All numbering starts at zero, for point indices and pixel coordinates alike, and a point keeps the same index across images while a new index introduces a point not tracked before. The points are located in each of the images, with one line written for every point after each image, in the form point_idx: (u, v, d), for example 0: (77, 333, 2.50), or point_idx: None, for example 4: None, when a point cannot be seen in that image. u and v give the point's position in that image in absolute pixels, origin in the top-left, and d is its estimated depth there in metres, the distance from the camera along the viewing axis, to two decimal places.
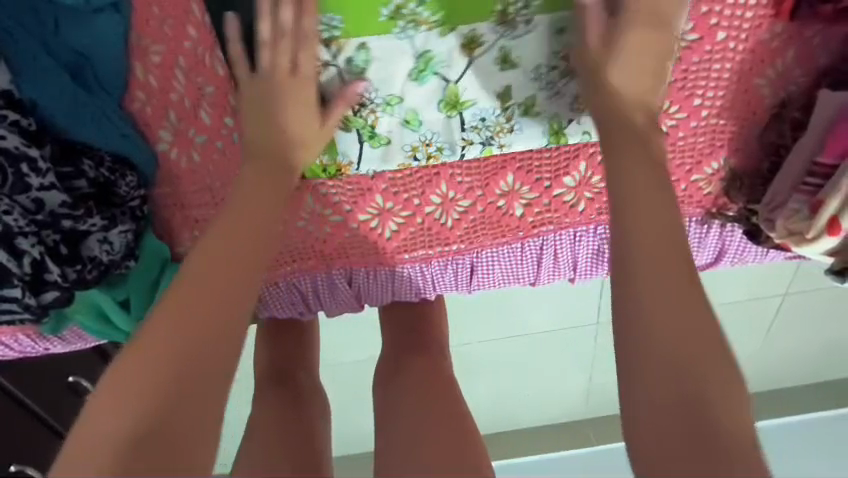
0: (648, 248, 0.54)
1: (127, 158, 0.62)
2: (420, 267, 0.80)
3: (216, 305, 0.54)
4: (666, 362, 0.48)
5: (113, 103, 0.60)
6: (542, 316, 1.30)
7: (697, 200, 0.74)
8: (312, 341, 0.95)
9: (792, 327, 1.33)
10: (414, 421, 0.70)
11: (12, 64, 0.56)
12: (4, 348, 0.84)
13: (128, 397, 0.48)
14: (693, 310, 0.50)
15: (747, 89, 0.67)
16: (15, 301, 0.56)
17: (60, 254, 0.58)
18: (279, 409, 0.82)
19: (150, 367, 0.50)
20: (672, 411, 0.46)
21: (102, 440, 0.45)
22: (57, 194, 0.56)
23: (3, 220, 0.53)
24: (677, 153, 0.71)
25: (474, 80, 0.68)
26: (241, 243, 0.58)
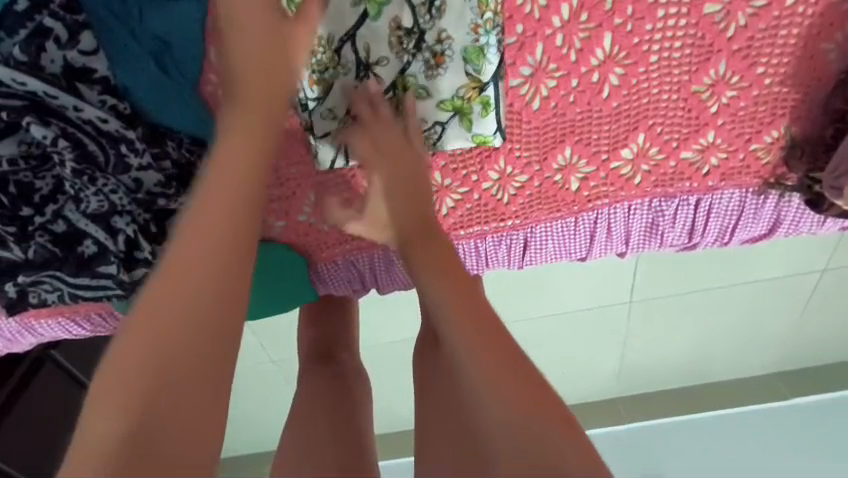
0: (442, 289, 0.62)
1: (203, 141, 0.63)
2: (475, 242, 0.83)
3: (221, 279, 0.49)
4: (490, 404, 0.54)
5: (189, 87, 0.61)
6: (580, 295, 1.32)
7: (755, 170, 0.75)
8: (355, 321, 1.00)
9: (833, 300, 1.34)
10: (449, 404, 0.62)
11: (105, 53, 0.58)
12: (77, 327, 0.90)
13: (125, 382, 0.43)
14: (488, 346, 0.57)
15: (813, 55, 0.66)
16: (111, 277, 0.58)
17: (150, 232, 0.61)
18: (329, 395, 0.85)
19: (147, 344, 0.44)
20: (498, 424, 0.53)
21: (108, 418, 0.41)
22: (153, 173, 0.59)
23: (110, 198, 0.57)
24: (735, 123, 0.71)
25: (417, 77, 0.66)
26: (226, 210, 0.51)
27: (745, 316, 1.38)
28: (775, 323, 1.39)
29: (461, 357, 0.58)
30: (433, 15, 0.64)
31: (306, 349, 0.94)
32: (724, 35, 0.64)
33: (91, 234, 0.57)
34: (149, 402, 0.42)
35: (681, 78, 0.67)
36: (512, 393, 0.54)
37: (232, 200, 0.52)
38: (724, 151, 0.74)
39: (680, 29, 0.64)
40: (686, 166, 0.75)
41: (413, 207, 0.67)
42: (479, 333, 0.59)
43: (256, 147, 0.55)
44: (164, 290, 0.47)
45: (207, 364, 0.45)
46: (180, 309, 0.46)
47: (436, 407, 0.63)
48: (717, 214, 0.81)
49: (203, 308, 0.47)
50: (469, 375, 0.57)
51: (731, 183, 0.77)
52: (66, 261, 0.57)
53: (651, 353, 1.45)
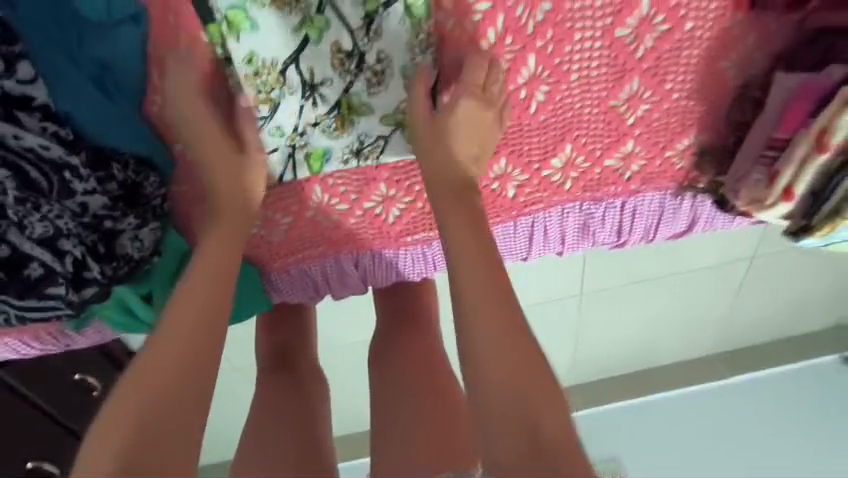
0: (476, 266, 0.63)
1: (149, 160, 0.66)
2: (422, 248, 0.88)
3: (204, 333, 0.60)
4: (500, 392, 0.57)
5: (131, 108, 0.64)
6: (530, 291, 1.40)
7: (670, 175, 0.84)
8: (312, 326, 1.03)
9: (755, 287, 1.47)
10: (402, 403, 0.81)
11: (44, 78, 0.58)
12: (26, 347, 0.90)
13: (121, 415, 0.52)
14: (505, 334, 0.59)
15: (713, 72, 0.74)
16: (61, 297, 0.61)
17: (98, 253, 0.62)
18: (288, 402, 0.88)
19: (140, 384, 0.54)
20: (512, 407, 0.55)
21: (104, 442, 0.50)
22: (100, 197, 0.60)
23: (55, 223, 0.57)
24: (650, 133, 0.79)
25: (363, 97, 0.71)
26: (216, 274, 0.64)
27: (681, 304, 1.49)
28: (706, 309, 1.51)
29: (480, 332, 0.60)
30: (371, 38, 0.67)
31: (262, 357, 0.96)
32: (635, 55, 0.71)
33: (38, 257, 0.57)
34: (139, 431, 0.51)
35: (600, 94, 0.74)
36: (525, 382, 0.57)
37: (217, 267, 0.64)
38: (642, 158, 0.82)
39: (596, 50, 0.70)
40: (610, 172, 0.83)
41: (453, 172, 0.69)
42: (497, 309, 0.61)
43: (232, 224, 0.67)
44: (160, 342, 0.58)
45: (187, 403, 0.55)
46: (173, 355, 0.57)
47: (388, 403, 0.82)
48: (641, 214, 0.90)
49: (187, 355, 0.58)
50: (483, 361, 0.59)
51: (651, 186, 0.85)
52: (12, 285, 0.58)
53: (597, 342, 1.55)
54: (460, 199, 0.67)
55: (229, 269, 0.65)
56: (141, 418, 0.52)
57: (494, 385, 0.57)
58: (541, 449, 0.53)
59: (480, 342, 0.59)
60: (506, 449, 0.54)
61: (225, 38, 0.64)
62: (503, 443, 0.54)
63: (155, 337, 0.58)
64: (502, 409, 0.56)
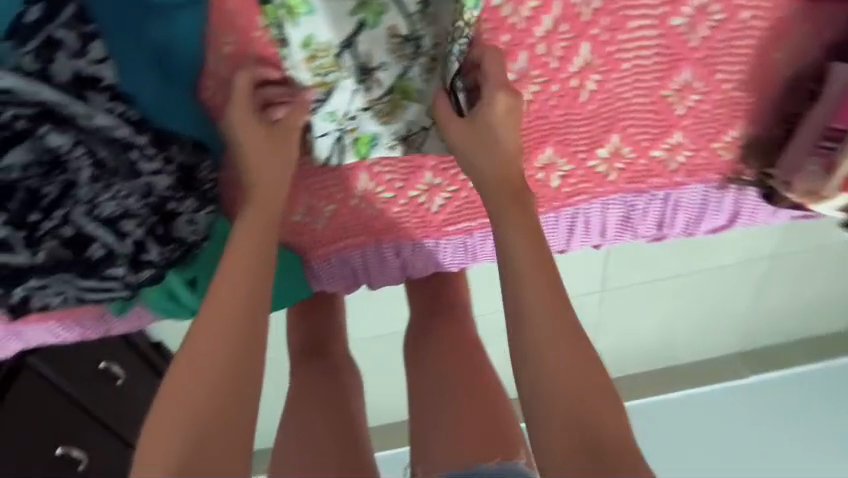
0: (523, 253, 0.63)
1: (203, 144, 0.67)
2: (464, 238, 0.88)
3: (244, 324, 0.61)
4: (554, 386, 0.58)
5: (185, 92, 0.64)
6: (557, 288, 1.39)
7: (716, 168, 0.84)
8: (342, 317, 1.03)
9: (785, 284, 1.45)
10: (439, 386, 0.82)
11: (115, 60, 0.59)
12: (68, 332, 0.91)
13: (175, 412, 0.55)
14: (555, 328, 0.60)
15: (765, 62, 0.72)
16: (118, 279, 0.61)
17: (157, 235, 0.62)
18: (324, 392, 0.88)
19: (189, 381, 0.57)
20: (560, 405, 0.57)
21: (165, 437, 0.54)
22: (165, 177, 0.61)
23: (125, 202, 0.59)
24: (698, 124, 0.78)
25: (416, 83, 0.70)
26: (251, 267, 0.64)
27: (706, 301, 1.48)
28: (730, 308, 1.50)
29: (531, 323, 0.60)
30: (434, 20, 0.65)
31: (296, 346, 0.96)
32: (689, 45, 0.70)
33: (98, 237, 0.58)
34: (195, 428, 0.55)
35: (651, 84, 0.73)
36: (570, 379, 0.58)
37: (253, 254, 0.64)
38: (688, 150, 0.81)
39: (648, 39, 0.69)
40: (657, 163, 0.82)
41: (504, 176, 0.67)
42: (554, 314, 0.61)
43: (266, 208, 0.67)
44: (201, 337, 0.60)
45: (237, 396, 0.58)
46: (218, 355, 0.59)
47: (427, 393, 0.82)
48: (684, 207, 0.89)
49: (230, 349, 0.60)
50: (536, 352, 0.59)
51: (695, 179, 0.85)
52: (74, 265, 0.58)
53: (622, 339, 1.55)
54: (507, 187, 0.67)
55: (265, 254, 0.65)
56: (196, 414, 0.56)
57: (544, 378, 0.59)
58: (585, 446, 0.54)
59: (530, 334, 0.60)
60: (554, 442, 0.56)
61: (283, 21, 0.61)
62: (553, 437, 0.56)
63: (197, 332, 0.60)
64: (551, 407, 0.57)
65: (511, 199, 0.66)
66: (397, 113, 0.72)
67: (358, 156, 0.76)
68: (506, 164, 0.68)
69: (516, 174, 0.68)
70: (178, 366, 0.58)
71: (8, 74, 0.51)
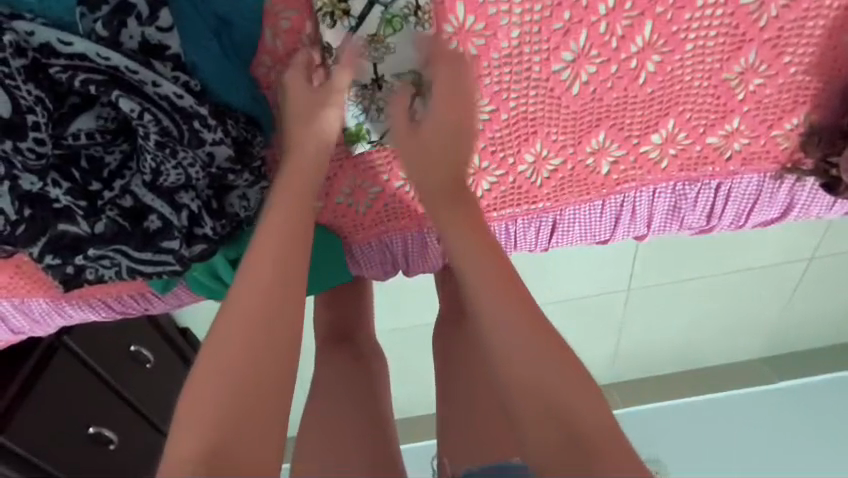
0: (469, 262, 0.63)
1: (257, 119, 0.65)
2: (507, 224, 0.86)
3: (272, 309, 0.57)
4: (522, 384, 0.56)
5: (242, 66, 0.63)
6: (587, 284, 1.37)
7: (773, 155, 0.80)
8: (369, 300, 0.98)
9: (824, 287, 1.41)
10: (463, 383, 0.80)
11: (181, 32, 0.59)
12: (108, 310, 0.92)
13: (201, 404, 0.51)
14: (523, 323, 0.58)
15: (835, 45, 0.70)
16: (173, 252, 0.61)
17: (211, 208, 0.63)
18: (355, 385, 0.84)
19: (217, 370, 0.53)
20: (543, 404, 0.54)
21: (189, 431, 0.49)
22: (226, 149, 0.59)
23: (186, 172, 0.59)
24: (760, 109, 0.76)
25: (384, 61, 0.67)
26: (278, 258, 0.60)
27: (741, 301, 1.44)
28: (764, 311, 1.46)
29: (497, 327, 0.59)
30: None
31: (321, 331, 0.92)
32: (757, 25, 0.68)
33: (156, 209, 0.60)
34: (223, 423, 0.49)
35: (713, 66, 0.71)
36: (548, 374, 0.54)
37: (281, 237, 0.62)
38: (747, 137, 0.78)
39: (714, 19, 0.67)
40: (711, 150, 0.79)
41: (445, 175, 0.68)
42: (510, 308, 0.59)
43: (299, 200, 0.64)
44: (227, 323, 0.56)
45: (266, 387, 0.53)
46: (234, 348, 0.54)
47: (460, 401, 0.79)
48: (736, 198, 0.87)
49: (260, 335, 0.56)
50: (507, 353, 0.57)
51: (751, 167, 0.82)
52: (133, 236, 0.60)
53: (650, 338, 1.52)
54: (457, 195, 0.68)
55: (292, 238, 0.62)
56: (224, 406, 0.50)
57: (528, 380, 0.55)
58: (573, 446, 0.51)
59: (494, 336, 0.59)
60: (546, 446, 0.52)
61: None
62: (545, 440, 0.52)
63: (224, 321, 0.57)
64: (535, 408, 0.54)
65: (454, 206, 0.67)
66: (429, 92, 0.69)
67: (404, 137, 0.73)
68: (457, 176, 0.68)
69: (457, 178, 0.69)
70: (204, 356, 0.54)
71: (84, 39, 0.53)
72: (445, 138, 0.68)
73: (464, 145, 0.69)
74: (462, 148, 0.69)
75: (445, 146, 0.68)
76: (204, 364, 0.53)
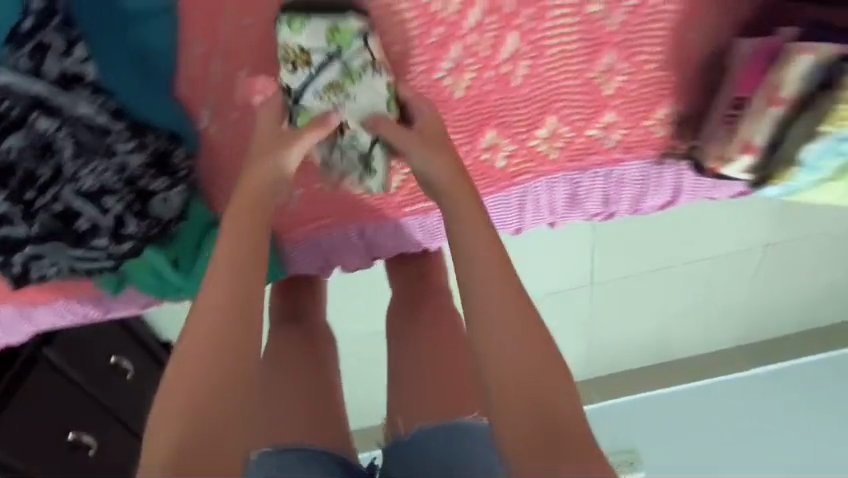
0: (475, 248, 0.63)
1: (179, 134, 0.77)
2: (421, 218, 0.96)
3: (237, 310, 0.58)
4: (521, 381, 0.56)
5: (162, 88, 0.75)
6: (547, 277, 1.42)
7: (652, 143, 0.89)
8: (321, 290, 1.02)
9: (772, 274, 1.45)
10: (420, 363, 0.85)
11: (100, 62, 0.72)
12: (69, 316, 1.01)
13: (176, 408, 0.54)
14: (519, 321, 0.58)
15: (683, 43, 0.79)
16: (103, 249, 0.73)
17: (134, 210, 0.73)
18: (304, 367, 0.85)
19: (189, 376, 0.55)
20: (534, 402, 0.54)
21: (167, 436, 0.52)
22: (135, 156, 0.73)
23: (101, 177, 0.71)
24: (628, 102, 0.85)
25: (345, 106, 0.75)
26: (244, 260, 0.62)
27: (702, 290, 1.47)
28: (728, 300, 1.50)
29: (492, 318, 0.59)
30: None
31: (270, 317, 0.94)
32: (606, 30, 0.78)
33: (84, 211, 0.71)
34: (194, 428, 0.52)
35: (577, 67, 0.81)
36: (539, 377, 0.56)
37: (241, 238, 0.63)
38: (623, 128, 0.88)
39: (567, 28, 0.78)
40: (594, 141, 0.89)
41: (453, 160, 0.68)
42: (509, 301, 0.59)
43: (258, 198, 0.67)
44: (200, 326, 0.57)
45: (230, 393, 0.55)
46: (199, 358, 0.55)
47: (420, 379, 0.83)
48: (627, 183, 0.96)
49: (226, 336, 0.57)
50: (502, 345, 0.57)
51: (635, 154, 0.91)
52: (65, 235, 0.71)
53: (616, 331, 1.56)
54: (452, 178, 0.67)
55: (251, 237, 0.64)
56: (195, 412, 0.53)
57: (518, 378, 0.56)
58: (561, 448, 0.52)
59: (491, 327, 0.58)
60: (527, 443, 0.53)
61: (292, 42, 0.72)
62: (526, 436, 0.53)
63: (195, 322, 0.58)
64: (522, 404, 0.55)
65: (456, 186, 0.67)
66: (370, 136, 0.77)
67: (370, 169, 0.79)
68: (456, 158, 0.69)
69: (457, 158, 0.69)
70: (177, 360, 0.56)
71: (9, 72, 0.67)
72: (435, 135, 0.71)
73: (444, 137, 0.71)
74: (446, 140, 0.71)
75: (433, 138, 0.71)
76: (176, 369, 0.56)
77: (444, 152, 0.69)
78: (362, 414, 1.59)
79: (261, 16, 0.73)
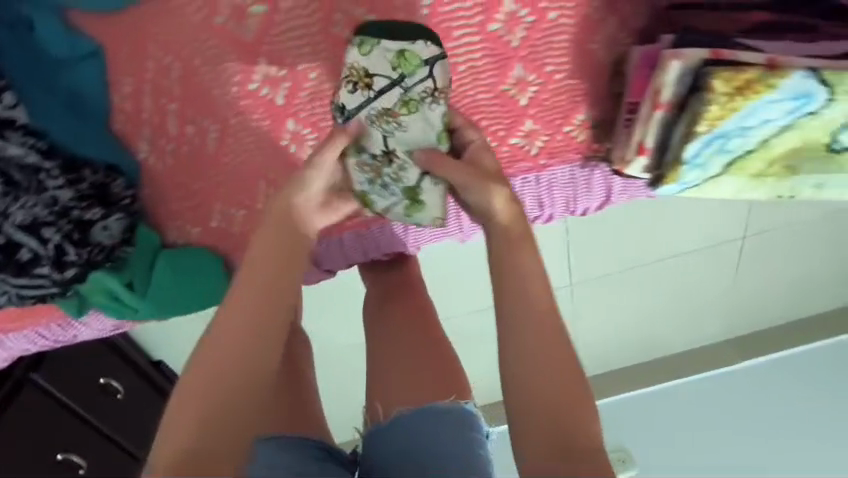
0: (514, 262, 0.67)
1: (116, 166, 0.85)
2: (361, 231, 1.05)
3: (258, 329, 0.63)
4: (536, 391, 0.61)
5: (99, 124, 0.83)
6: None
7: (573, 147, 0.93)
8: None
9: (754, 264, 1.43)
10: (399, 352, 0.90)
11: (33, 106, 0.79)
12: (42, 338, 1.09)
13: (193, 413, 0.58)
14: (542, 335, 0.63)
15: (585, 53, 0.83)
16: (47, 275, 0.83)
17: (73, 238, 0.83)
18: (295, 364, 0.93)
19: (210, 382, 0.60)
20: (550, 409, 0.60)
21: (184, 436, 0.57)
22: (66, 191, 0.81)
23: (34, 211, 0.80)
24: (544, 111, 0.89)
25: (394, 134, 0.74)
26: (268, 280, 0.66)
27: (683, 285, 1.45)
28: (709, 294, 1.48)
29: (518, 331, 0.64)
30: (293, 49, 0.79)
31: None
32: (510, 45, 0.82)
33: (26, 243, 0.81)
34: (203, 429, 0.57)
35: (489, 82, 0.85)
36: (550, 388, 0.61)
37: (273, 259, 0.67)
38: (544, 135, 0.92)
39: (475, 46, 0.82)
40: (518, 149, 0.93)
41: (480, 174, 0.71)
42: (535, 316, 0.64)
43: (280, 223, 0.70)
44: (223, 336, 0.62)
45: (245, 401, 0.60)
46: (231, 363, 0.61)
47: (396, 368, 0.89)
48: (558, 186, 1.00)
49: (251, 348, 0.62)
50: (526, 354, 0.62)
51: (558, 159, 0.95)
52: (10, 265, 0.81)
53: (599, 331, 1.54)
54: (477, 195, 0.70)
55: (275, 257, 0.68)
56: (209, 418, 0.58)
57: (536, 387, 0.61)
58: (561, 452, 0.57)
59: (514, 339, 0.64)
60: (532, 444, 0.59)
61: (357, 62, 0.72)
62: (532, 436, 0.59)
63: (215, 333, 0.63)
64: (540, 410, 0.60)
65: (482, 199, 0.70)
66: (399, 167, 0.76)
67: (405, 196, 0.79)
68: (490, 174, 0.71)
69: (499, 174, 0.73)
70: (192, 366, 0.61)
71: None
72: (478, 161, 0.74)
73: (485, 160, 0.74)
74: (485, 162, 0.74)
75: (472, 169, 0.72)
76: (193, 374, 0.61)
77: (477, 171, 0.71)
78: (338, 433, 1.58)
79: (181, 53, 0.79)
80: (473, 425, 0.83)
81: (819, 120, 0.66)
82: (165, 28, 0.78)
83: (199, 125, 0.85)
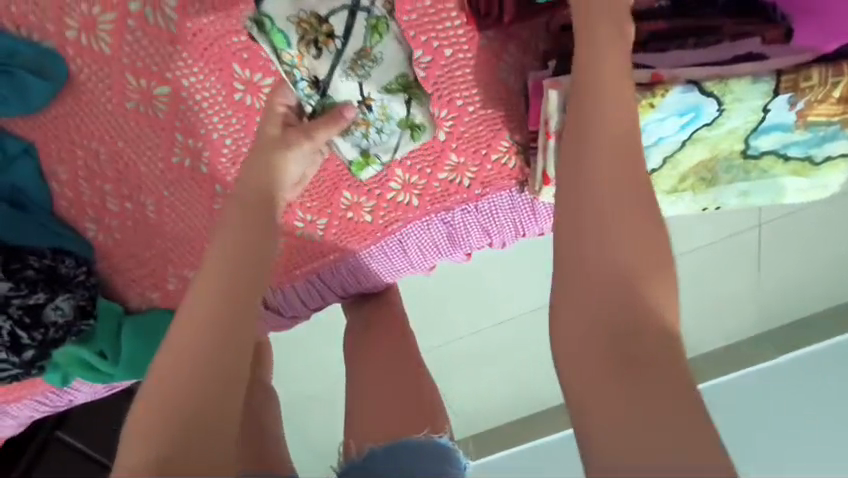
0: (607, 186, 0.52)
1: (63, 247, 0.90)
2: (314, 278, 1.00)
3: (226, 322, 0.61)
4: (619, 354, 0.46)
5: (45, 212, 0.90)
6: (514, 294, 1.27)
7: (506, 174, 0.86)
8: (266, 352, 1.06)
9: (780, 267, 1.15)
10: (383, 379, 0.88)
11: None
12: (42, 405, 1.16)
13: (160, 404, 0.57)
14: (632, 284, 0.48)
15: (494, 82, 0.80)
16: (6, 359, 0.87)
17: (24, 322, 0.86)
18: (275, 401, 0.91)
19: (176, 377, 0.58)
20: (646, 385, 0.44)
21: (151, 425, 0.55)
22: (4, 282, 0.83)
23: None
24: (464, 143, 0.85)
25: (368, 80, 0.75)
26: (233, 273, 0.64)
27: (697, 300, 1.20)
28: (734, 310, 1.20)
29: (603, 273, 0.49)
30: (203, 120, 0.82)
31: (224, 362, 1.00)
32: None
33: None
34: (179, 426, 0.54)
35: None
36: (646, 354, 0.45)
37: (241, 254, 0.65)
38: (472, 167, 0.87)
39: None
40: (448, 184, 0.89)
41: (613, 77, 0.55)
42: (629, 254, 0.49)
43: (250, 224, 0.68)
44: (188, 329, 0.61)
45: (214, 399, 0.57)
46: (203, 372, 0.58)
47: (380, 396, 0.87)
48: (501, 213, 0.91)
49: (222, 343, 0.60)
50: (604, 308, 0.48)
51: (494, 188, 0.88)
52: None
53: None
54: (595, 101, 0.54)
55: (246, 249, 0.66)
56: (178, 413, 0.55)
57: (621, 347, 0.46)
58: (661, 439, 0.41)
59: (596, 289, 0.49)
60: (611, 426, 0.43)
61: (302, 14, 0.72)
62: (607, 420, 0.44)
63: (184, 325, 0.61)
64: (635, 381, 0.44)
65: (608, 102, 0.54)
66: (386, 117, 0.78)
67: (397, 139, 0.80)
68: (614, 74, 0.55)
69: (613, 74, 0.55)
70: (165, 356, 0.60)
71: None
72: (610, 57, 0.55)
73: (620, 55, 0.56)
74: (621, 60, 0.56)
75: (606, 69, 0.55)
76: (164, 368, 0.59)
77: (598, 67, 0.55)
78: None
79: (106, 138, 0.85)
80: (451, 460, 0.78)
81: (723, 132, 0.62)
82: (90, 116, 0.84)
83: (137, 201, 0.90)
